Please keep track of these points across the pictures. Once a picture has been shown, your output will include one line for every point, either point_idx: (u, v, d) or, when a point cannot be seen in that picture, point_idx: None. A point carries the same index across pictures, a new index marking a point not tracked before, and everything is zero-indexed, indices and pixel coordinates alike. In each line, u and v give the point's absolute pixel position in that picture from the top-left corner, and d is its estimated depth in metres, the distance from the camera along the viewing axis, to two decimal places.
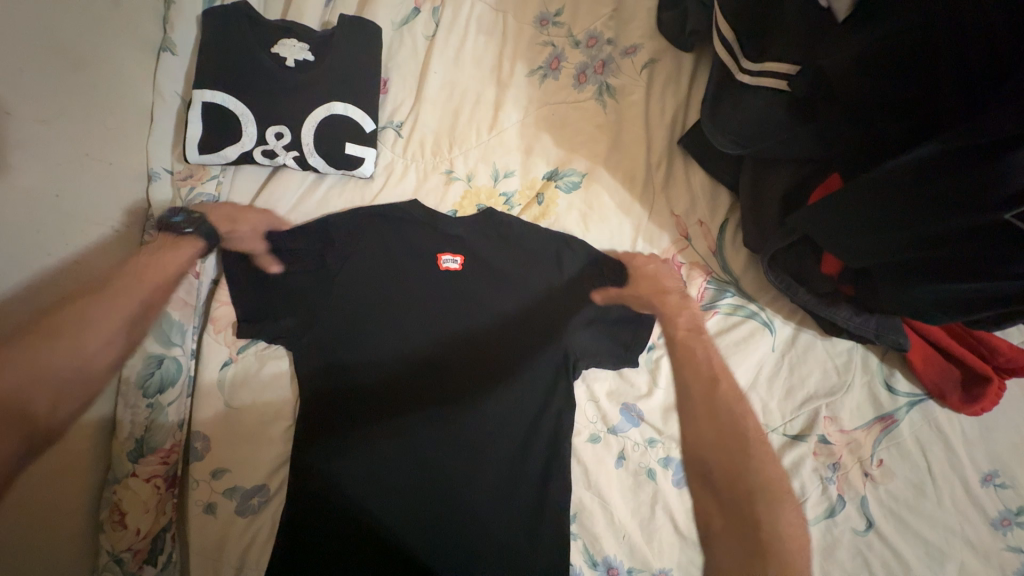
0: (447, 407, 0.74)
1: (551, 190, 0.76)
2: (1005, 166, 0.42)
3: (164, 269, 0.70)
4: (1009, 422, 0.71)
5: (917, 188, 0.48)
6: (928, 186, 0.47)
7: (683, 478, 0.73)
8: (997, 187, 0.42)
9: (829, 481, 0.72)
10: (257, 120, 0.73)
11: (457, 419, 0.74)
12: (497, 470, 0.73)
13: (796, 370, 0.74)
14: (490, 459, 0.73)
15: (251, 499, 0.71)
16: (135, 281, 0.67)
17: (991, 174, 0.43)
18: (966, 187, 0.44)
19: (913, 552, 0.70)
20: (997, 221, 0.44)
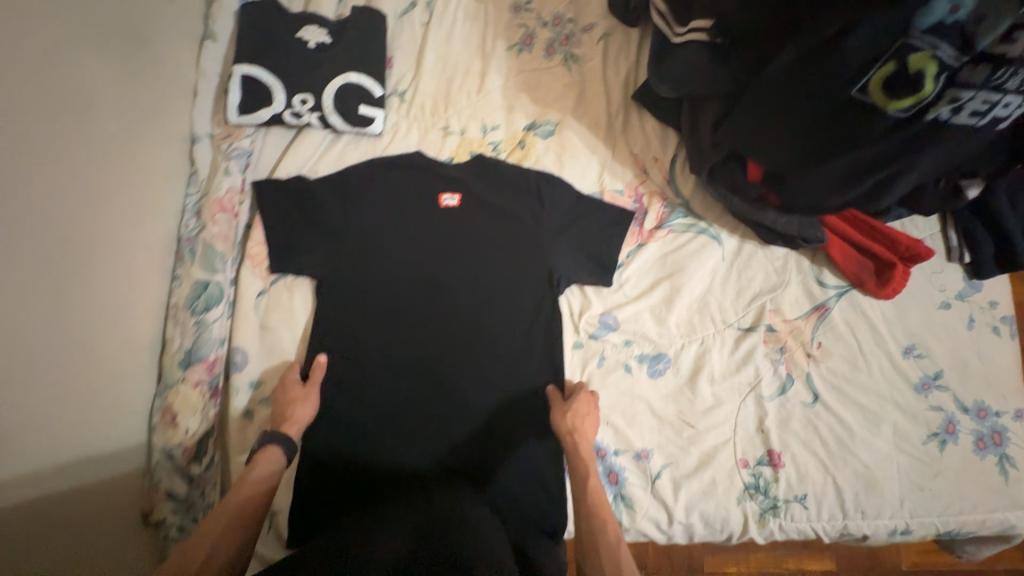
0: (455, 321, 0.87)
1: (530, 138, 0.92)
2: (841, 53, 0.57)
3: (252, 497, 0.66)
4: (919, 303, 0.86)
5: (792, 87, 0.64)
6: (799, 83, 0.63)
7: (655, 370, 0.86)
8: (842, 71, 0.58)
9: (778, 362, 0.85)
10: (286, 89, 0.88)
11: (461, 330, 0.86)
12: (498, 372, 0.85)
13: (743, 274, 0.89)
14: (493, 363, 0.85)
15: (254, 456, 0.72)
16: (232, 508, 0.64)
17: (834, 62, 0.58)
18: (823, 76, 0.60)
19: (853, 416, 0.83)
20: (850, 98, 0.60)
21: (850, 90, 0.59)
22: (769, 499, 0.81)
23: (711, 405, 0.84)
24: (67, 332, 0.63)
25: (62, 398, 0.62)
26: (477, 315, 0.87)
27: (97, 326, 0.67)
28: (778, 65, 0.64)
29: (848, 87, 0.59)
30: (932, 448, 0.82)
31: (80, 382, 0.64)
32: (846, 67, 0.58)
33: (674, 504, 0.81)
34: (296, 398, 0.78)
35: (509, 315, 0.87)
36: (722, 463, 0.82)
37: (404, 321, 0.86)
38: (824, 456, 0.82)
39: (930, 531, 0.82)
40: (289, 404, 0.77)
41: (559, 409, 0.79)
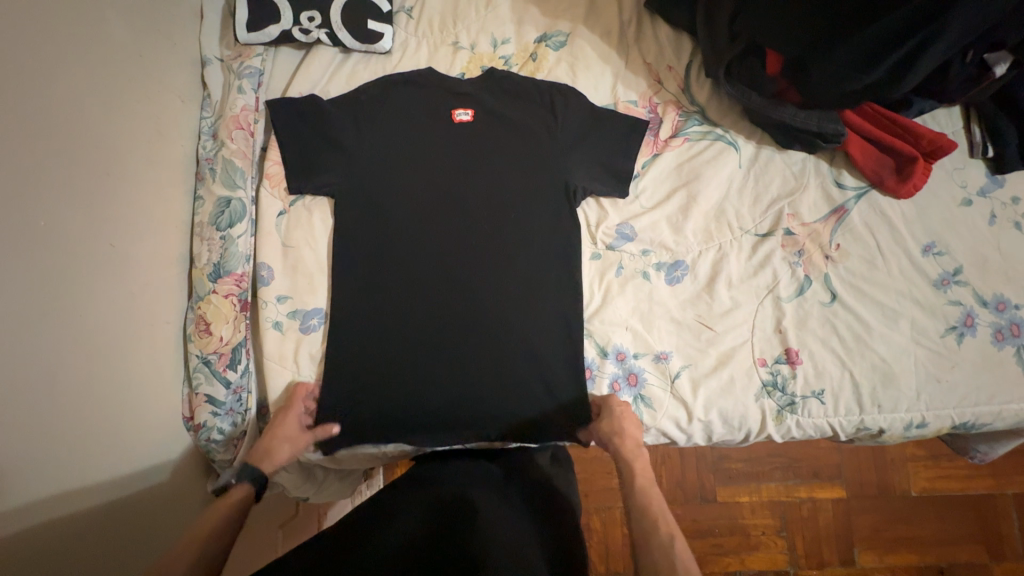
0: (473, 236, 0.87)
1: (542, 49, 0.90)
2: None
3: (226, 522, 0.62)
4: (940, 202, 0.85)
5: None
6: None
7: (673, 277, 0.87)
8: None
9: (796, 265, 0.86)
10: (292, 6, 0.86)
11: (479, 244, 0.87)
12: (516, 284, 0.86)
13: (761, 180, 0.88)
14: (513, 273, 0.86)
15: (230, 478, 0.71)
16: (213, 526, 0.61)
17: None
18: None
19: (871, 315, 0.84)
20: None
21: None
22: (787, 396, 0.83)
23: (729, 307, 0.85)
24: (100, 234, 0.66)
25: (96, 296, 0.65)
26: (494, 230, 0.87)
27: (120, 231, 0.70)
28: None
29: None
30: (950, 341, 0.83)
31: (110, 281, 0.68)
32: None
33: (693, 403, 0.83)
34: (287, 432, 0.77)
35: (526, 228, 0.87)
36: (740, 363, 0.84)
37: (422, 238, 0.87)
38: (841, 352, 0.83)
39: (945, 423, 0.84)
40: (278, 437, 0.76)
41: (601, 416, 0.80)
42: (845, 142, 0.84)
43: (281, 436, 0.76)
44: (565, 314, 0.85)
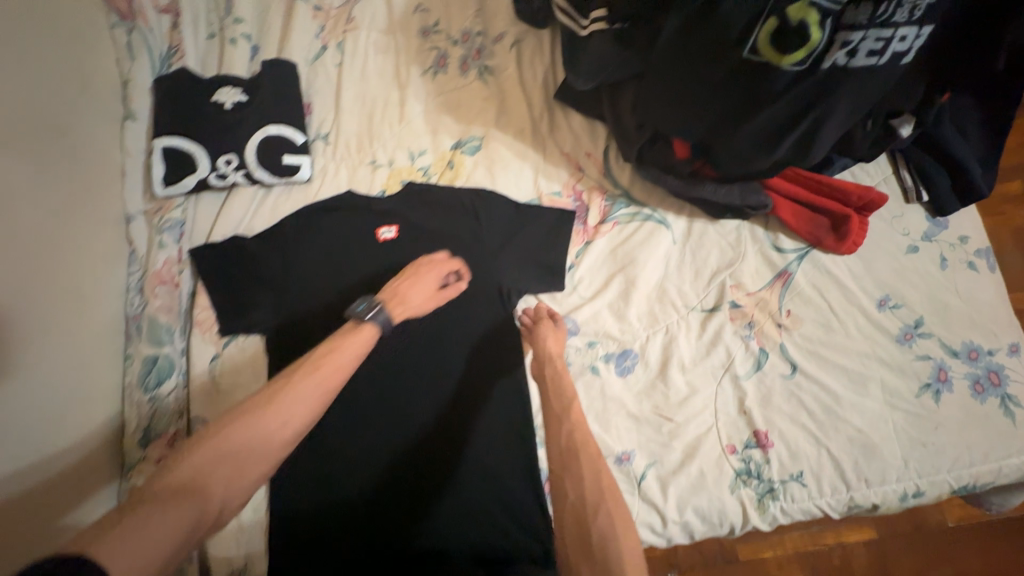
0: (411, 353, 0.84)
1: (458, 156, 0.91)
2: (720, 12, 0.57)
3: (273, 440, 0.52)
4: (885, 252, 0.82)
5: (685, 54, 0.63)
6: (688, 50, 0.62)
7: (624, 368, 0.83)
8: (729, 30, 0.58)
9: (748, 338, 0.81)
10: (208, 153, 0.88)
11: (420, 360, 0.84)
12: (462, 398, 0.83)
13: (697, 254, 0.86)
14: (456, 391, 0.83)
15: (360, 309, 0.69)
16: (263, 433, 0.52)
17: (718, 24, 0.58)
18: (710, 43, 0.60)
19: (838, 382, 0.78)
20: (743, 61, 0.59)
21: (741, 52, 0.59)
22: (764, 482, 0.77)
23: (686, 394, 0.80)
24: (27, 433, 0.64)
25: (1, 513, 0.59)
26: (433, 344, 0.85)
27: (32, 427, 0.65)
28: (667, 32, 0.62)
29: (737, 50, 0.59)
30: (927, 400, 0.77)
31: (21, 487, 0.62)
32: (730, 26, 0.58)
33: (665, 505, 0.76)
34: (425, 290, 0.77)
35: (465, 337, 0.85)
36: (708, 453, 0.78)
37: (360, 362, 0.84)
38: (814, 427, 0.77)
39: (944, 489, 0.77)
40: (400, 291, 0.74)
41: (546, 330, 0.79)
42: (774, 207, 0.82)
43: (421, 286, 0.77)
44: (517, 423, 0.81)
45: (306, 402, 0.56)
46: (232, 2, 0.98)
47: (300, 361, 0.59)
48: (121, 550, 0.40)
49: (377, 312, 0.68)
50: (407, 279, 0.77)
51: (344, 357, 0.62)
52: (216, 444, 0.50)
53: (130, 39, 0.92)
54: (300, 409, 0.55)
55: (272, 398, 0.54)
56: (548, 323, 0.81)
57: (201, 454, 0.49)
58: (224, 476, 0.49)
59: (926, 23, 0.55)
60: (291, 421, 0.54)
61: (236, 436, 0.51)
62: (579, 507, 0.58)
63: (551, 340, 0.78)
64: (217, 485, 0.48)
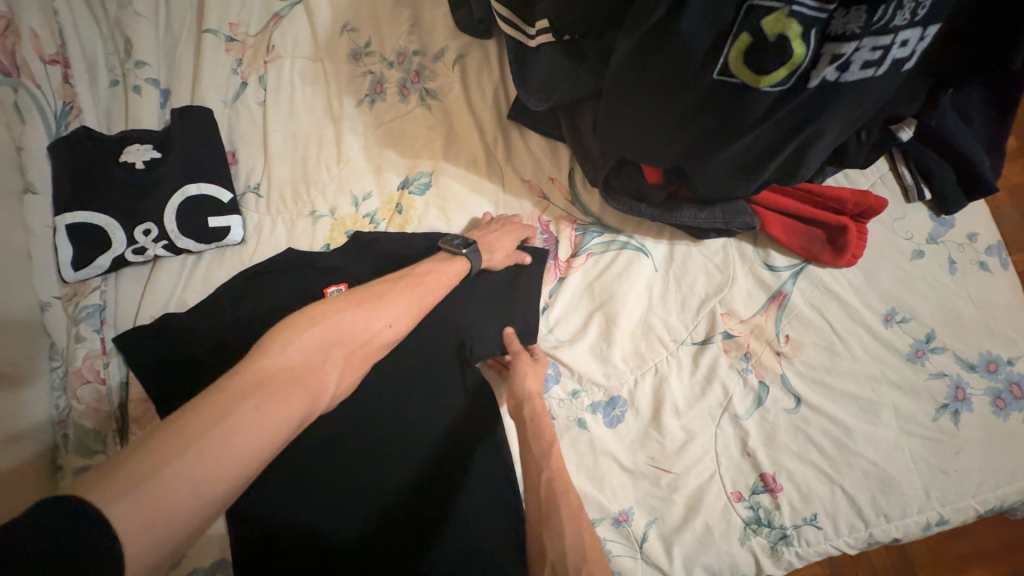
0: (385, 415, 0.71)
1: (406, 198, 0.80)
2: (682, 33, 0.48)
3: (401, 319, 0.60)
4: (888, 260, 0.74)
5: (647, 78, 0.54)
6: (651, 73, 0.53)
7: (613, 418, 0.75)
8: (694, 52, 0.49)
9: (746, 371, 0.74)
10: (123, 225, 0.77)
11: (394, 433, 0.71)
12: (444, 476, 0.70)
13: (683, 281, 0.77)
14: (440, 470, 0.70)
15: (454, 243, 0.72)
16: (388, 311, 0.59)
17: (680, 45, 0.49)
18: (673, 66, 0.51)
19: (847, 412, 0.71)
20: (714, 82, 0.51)
21: (711, 73, 0.50)
22: (776, 530, 0.70)
23: (683, 441, 0.73)
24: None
25: None
26: (405, 414, 0.71)
27: None
28: (621, 53, 0.53)
29: (706, 72, 0.50)
30: (945, 423, 0.70)
31: None
32: (695, 45, 0.48)
33: (671, 567, 0.70)
34: (512, 235, 0.76)
35: (438, 402, 0.72)
36: (712, 504, 0.71)
37: (319, 450, 0.69)
38: (825, 465, 0.71)
39: (970, 515, 0.70)
40: (489, 238, 0.74)
41: (524, 363, 0.72)
42: (762, 224, 0.74)
43: (504, 239, 0.75)
44: (506, 498, 0.70)
45: (396, 309, 0.60)
46: (131, 43, 0.86)
47: (393, 275, 0.64)
48: (204, 452, 0.40)
49: (472, 248, 0.71)
50: (488, 232, 0.75)
51: (452, 270, 0.69)
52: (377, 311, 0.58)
53: (17, 98, 0.78)
54: (415, 302, 0.62)
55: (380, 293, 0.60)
56: (527, 356, 0.73)
57: (333, 321, 0.54)
58: (359, 314, 0.56)
59: (931, 22, 0.46)
60: (389, 325, 0.59)
61: (358, 325, 0.56)
62: (559, 560, 0.56)
63: (531, 375, 0.71)
64: (358, 318, 0.56)
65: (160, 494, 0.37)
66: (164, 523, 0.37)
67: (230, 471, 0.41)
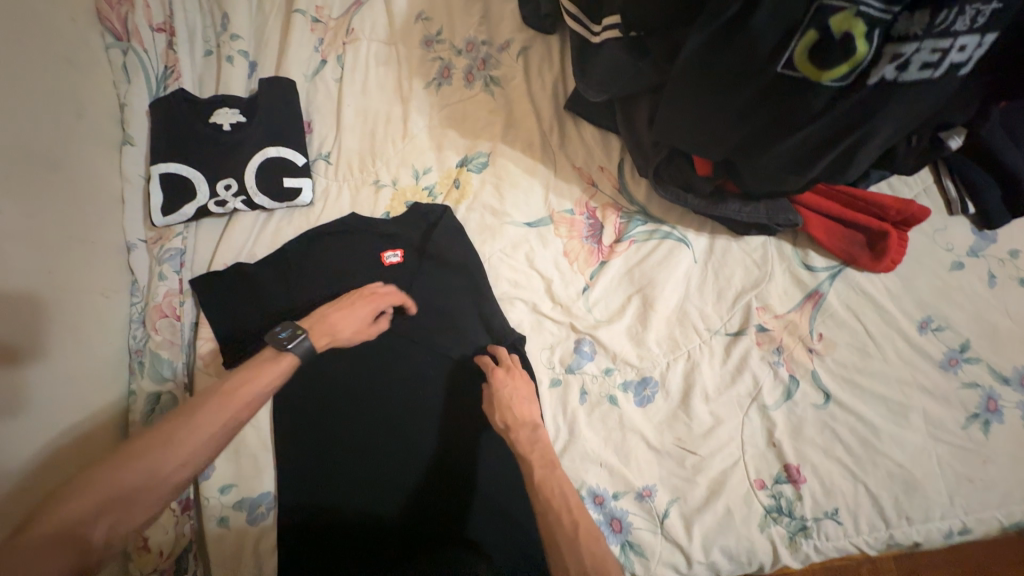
0: (427, 389, 0.80)
1: (464, 174, 0.86)
2: (752, 28, 0.52)
3: (216, 438, 0.59)
4: (928, 269, 0.76)
5: (710, 72, 0.58)
6: (716, 67, 0.57)
7: (642, 396, 0.78)
8: (761, 46, 0.53)
9: (777, 364, 0.76)
10: (208, 179, 0.85)
11: (416, 423, 0.79)
12: (468, 454, 0.78)
13: (721, 273, 0.80)
14: (464, 451, 0.78)
15: (281, 335, 0.68)
16: (180, 442, 0.56)
17: (749, 39, 0.53)
18: (740, 59, 0.55)
19: (875, 412, 0.73)
20: (776, 77, 0.55)
21: (775, 67, 0.54)
22: (796, 520, 0.72)
23: (710, 426, 0.76)
24: (28, 486, 0.61)
25: None
26: (426, 405, 0.79)
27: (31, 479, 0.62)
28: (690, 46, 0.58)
29: (770, 65, 0.54)
30: (975, 432, 0.71)
31: None
32: (762, 41, 0.53)
33: (690, 544, 0.72)
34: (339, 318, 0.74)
35: (459, 386, 0.80)
36: (735, 489, 0.73)
37: (354, 438, 0.78)
38: (849, 461, 0.72)
39: (994, 526, 0.71)
40: (327, 320, 0.72)
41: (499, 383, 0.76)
42: (804, 224, 0.76)
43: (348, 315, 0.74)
44: None
45: (190, 441, 0.57)
46: (228, 17, 0.94)
47: (210, 393, 0.61)
48: None
49: (296, 341, 0.68)
50: (331, 312, 0.74)
51: (277, 370, 0.65)
52: (195, 432, 0.57)
53: (126, 60, 0.88)
54: (217, 424, 0.59)
55: (162, 433, 0.56)
56: (512, 369, 0.77)
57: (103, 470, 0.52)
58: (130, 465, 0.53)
59: (989, 30, 0.49)
60: (182, 461, 0.56)
61: (126, 474, 0.53)
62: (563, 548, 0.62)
63: (514, 392, 0.76)
64: (147, 457, 0.54)
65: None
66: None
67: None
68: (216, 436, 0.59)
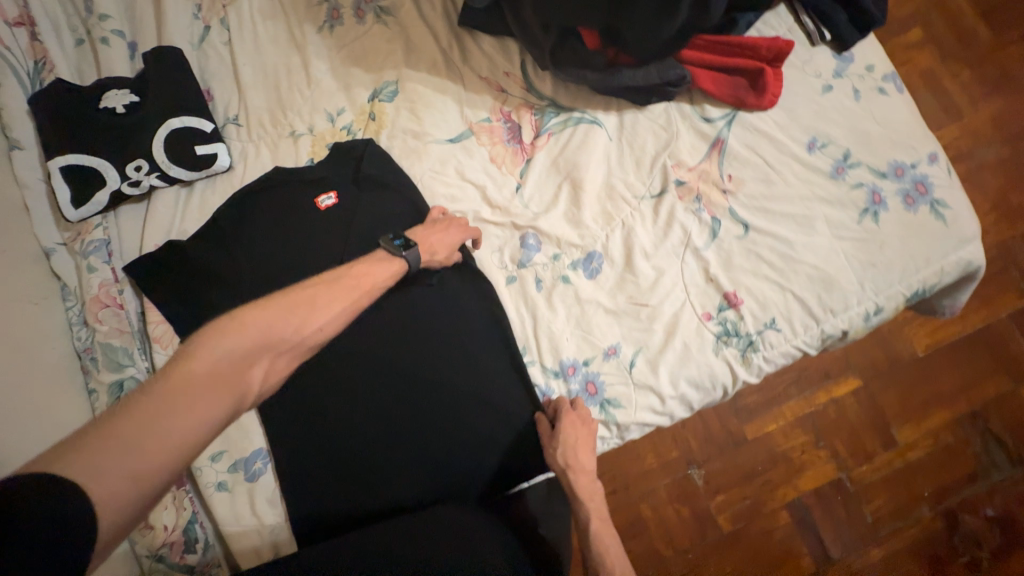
0: (400, 318, 0.83)
1: (378, 105, 0.88)
2: None
3: (332, 319, 0.63)
4: (804, 97, 0.85)
5: None
6: None
7: (592, 269, 0.84)
8: None
9: (699, 210, 0.84)
10: (114, 163, 0.82)
11: (401, 373, 0.81)
12: (458, 395, 0.80)
13: (635, 144, 0.87)
14: (453, 390, 0.80)
15: (395, 242, 0.74)
16: (306, 313, 0.60)
17: None
18: None
19: (789, 229, 0.83)
20: None
21: None
22: (743, 338, 0.81)
23: (655, 277, 0.83)
24: None
25: None
26: (410, 360, 0.81)
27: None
28: None
29: None
30: (868, 224, 0.82)
31: None
32: None
33: (660, 383, 0.80)
34: (442, 230, 0.79)
35: (437, 330, 0.82)
36: (687, 325, 0.82)
37: (347, 411, 0.79)
38: (775, 276, 0.82)
39: (899, 300, 0.83)
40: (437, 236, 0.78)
41: (558, 440, 0.77)
42: (694, 79, 0.84)
43: (443, 236, 0.79)
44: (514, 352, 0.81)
45: (329, 312, 0.62)
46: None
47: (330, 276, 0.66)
48: (154, 435, 0.44)
49: (410, 250, 0.73)
50: (433, 230, 0.79)
51: (381, 276, 0.71)
52: (317, 307, 0.61)
53: None
54: (340, 306, 0.64)
55: (300, 300, 0.61)
56: (572, 414, 0.78)
57: (253, 316, 0.56)
58: (276, 320, 0.57)
59: None
60: (321, 327, 0.61)
61: (274, 327, 0.56)
62: None
63: (576, 440, 0.77)
64: (288, 319, 0.58)
65: (132, 473, 0.43)
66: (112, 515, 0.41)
67: (163, 466, 0.44)
68: (331, 316, 0.63)
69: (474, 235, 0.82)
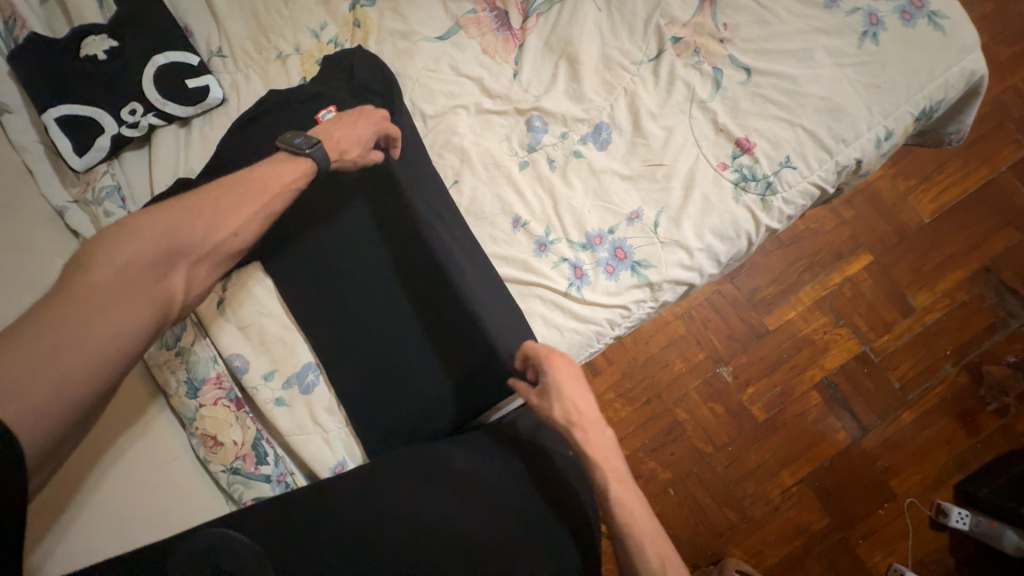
0: (411, 224, 0.82)
1: (361, 13, 0.86)
2: None
3: (250, 216, 0.63)
4: None
5: None
6: None
7: (601, 139, 0.85)
8: None
9: (699, 63, 0.84)
10: (108, 109, 0.81)
11: (421, 274, 0.81)
12: (484, 286, 0.78)
13: (624, 9, 0.86)
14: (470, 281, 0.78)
15: (295, 139, 0.71)
16: (216, 214, 0.59)
17: None
18: None
19: (791, 65, 0.82)
20: None
21: None
22: (761, 181, 0.82)
23: (664, 137, 0.83)
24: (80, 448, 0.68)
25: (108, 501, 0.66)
26: (428, 258, 0.81)
27: None
28: None
29: None
30: (869, 46, 0.82)
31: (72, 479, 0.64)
32: None
33: (686, 237, 0.81)
34: (350, 121, 0.76)
35: (446, 225, 0.80)
36: (703, 177, 0.82)
37: (386, 315, 0.81)
38: (784, 113, 0.82)
39: (908, 120, 0.83)
40: (347, 127, 0.75)
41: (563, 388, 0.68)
42: None
43: (353, 130, 0.75)
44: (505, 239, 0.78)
45: (243, 213, 0.62)
46: None
47: (233, 179, 0.64)
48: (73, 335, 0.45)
49: (314, 146, 0.70)
50: (341, 123, 0.76)
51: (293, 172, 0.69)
52: (224, 208, 0.61)
53: None
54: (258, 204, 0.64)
55: (213, 202, 0.60)
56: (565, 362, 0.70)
57: (150, 218, 0.54)
58: (183, 224, 0.56)
59: None
60: (236, 232, 0.61)
61: (183, 229, 0.56)
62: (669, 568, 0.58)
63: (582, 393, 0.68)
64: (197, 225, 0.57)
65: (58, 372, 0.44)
66: (48, 418, 0.43)
67: (90, 366, 0.45)
68: (250, 214, 0.63)
69: (388, 126, 0.78)
